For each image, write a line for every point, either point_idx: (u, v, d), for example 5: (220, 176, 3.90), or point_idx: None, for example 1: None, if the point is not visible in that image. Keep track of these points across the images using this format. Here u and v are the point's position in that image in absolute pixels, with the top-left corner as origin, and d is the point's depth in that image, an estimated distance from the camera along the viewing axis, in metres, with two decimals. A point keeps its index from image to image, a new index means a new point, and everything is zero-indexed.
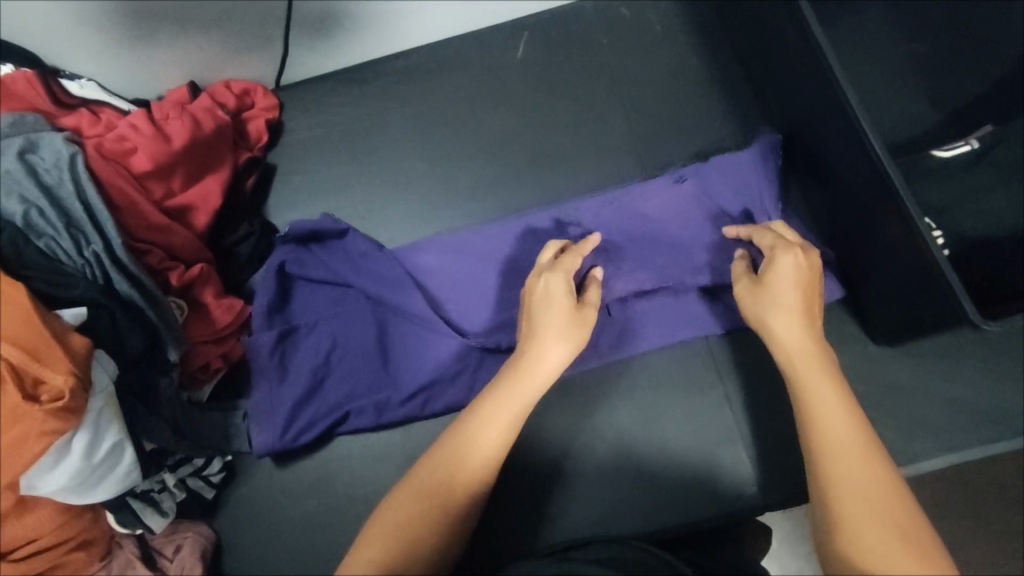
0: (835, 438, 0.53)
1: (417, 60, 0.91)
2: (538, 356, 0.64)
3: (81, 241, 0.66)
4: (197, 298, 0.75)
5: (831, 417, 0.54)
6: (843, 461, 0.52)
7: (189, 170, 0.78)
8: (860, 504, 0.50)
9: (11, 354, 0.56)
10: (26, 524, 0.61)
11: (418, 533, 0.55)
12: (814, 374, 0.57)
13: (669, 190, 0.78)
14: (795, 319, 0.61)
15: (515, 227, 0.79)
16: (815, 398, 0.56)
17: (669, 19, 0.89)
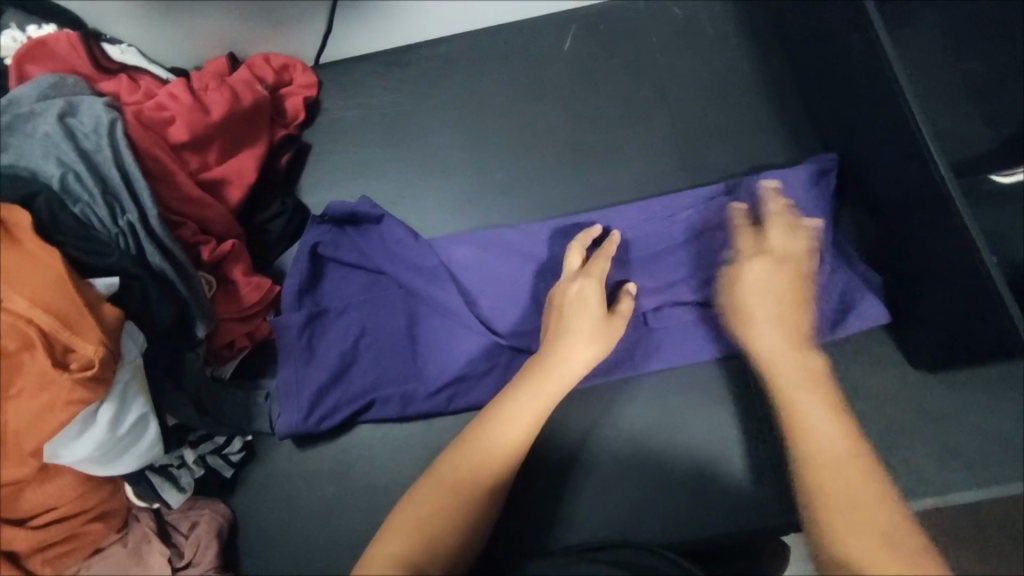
0: (823, 455, 0.52)
1: (459, 46, 0.89)
2: (565, 356, 0.63)
3: (117, 209, 0.64)
4: (227, 275, 0.74)
5: (818, 432, 0.53)
6: (835, 477, 0.50)
7: (225, 143, 0.77)
8: (853, 519, 0.48)
9: (41, 320, 0.56)
10: (47, 491, 0.61)
11: (439, 531, 0.54)
12: (798, 389, 0.56)
13: (720, 207, 0.76)
14: (771, 328, 0.61)
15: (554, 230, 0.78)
16: (796, 408, 0.55)
17: (720, 21, 0.87)
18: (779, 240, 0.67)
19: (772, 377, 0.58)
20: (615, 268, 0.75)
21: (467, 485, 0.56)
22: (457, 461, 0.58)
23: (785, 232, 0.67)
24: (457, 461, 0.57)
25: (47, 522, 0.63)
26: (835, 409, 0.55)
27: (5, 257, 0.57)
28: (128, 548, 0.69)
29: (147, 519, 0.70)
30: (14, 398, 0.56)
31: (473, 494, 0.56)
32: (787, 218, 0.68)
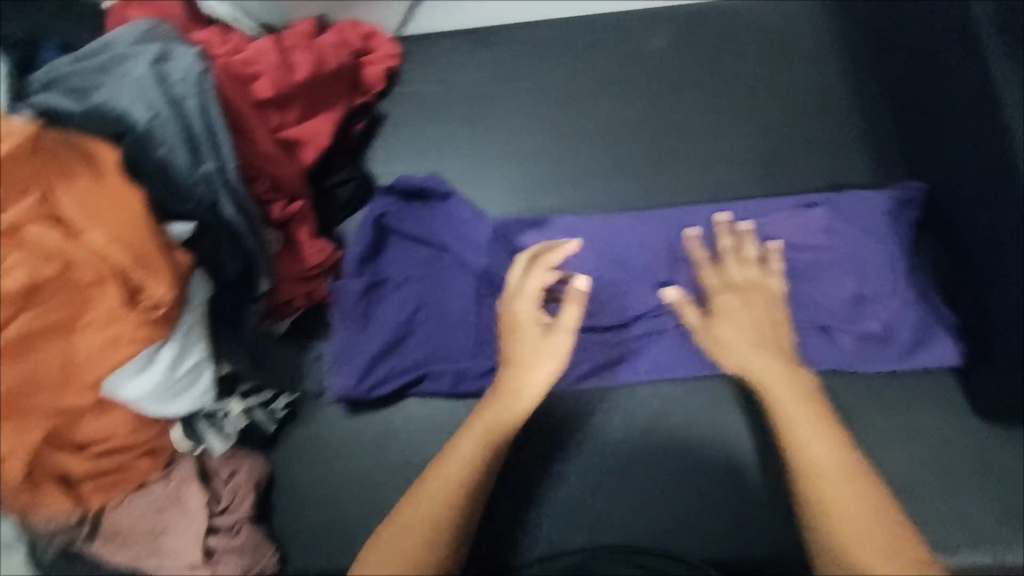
0: (822, 469, 0.53)
1: (545, 33, 0.88)
2: (525, 363, 0.63)
3: (198, 159, 0.64)
4: (293, 235, 0.75)
5: (812, 446, 0.54)
6: (836, 493, 0.51)
7: (306, 105, 0.78)
8: (856, 534, 0.49)
9: (118, 258, 0.57)
10: (103, 422, 0.63)
11: (433, 540, 0.53)
12: (792, 403, 0.57)
13: (800, 219, 0.75)
14: (762, 351, 0.61)
15: (627, 223, 0.78)
16: (790, 425, 0.56)
17: (819, 36, 0.84)
18: (734, 268, 0.69)
19: (767, 393, 0.59)
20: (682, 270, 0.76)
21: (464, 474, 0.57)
22: (433, 481, 0.56)
23: (755, 265, 0.68)
24: (459, 450, 0.58)
25: (100, 452, 0.64)
26: (830, 419, 0.56)
27: (89, 192, 0.58)
28: (170, 486, 0.70)
29: (188, 463, 0.71)
30: (84, 329, 0.58)
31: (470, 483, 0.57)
32: (748, 250, 0.70)
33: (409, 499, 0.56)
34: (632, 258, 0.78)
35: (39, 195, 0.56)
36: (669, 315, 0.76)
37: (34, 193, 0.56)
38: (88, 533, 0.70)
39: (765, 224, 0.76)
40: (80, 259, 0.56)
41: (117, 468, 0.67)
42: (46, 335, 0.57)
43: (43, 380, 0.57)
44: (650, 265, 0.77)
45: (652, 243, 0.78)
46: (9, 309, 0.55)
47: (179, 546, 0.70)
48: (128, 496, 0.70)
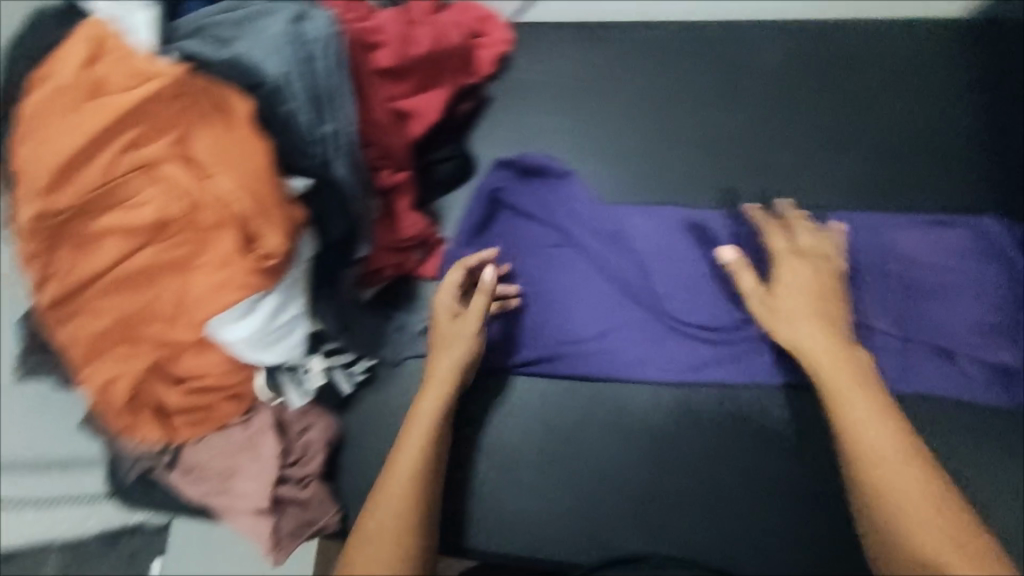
0: (863, 428, 0.59)
1: (660, 35, 0.87)
2: (433, 372, 0.71)
3: (321, 119, 0.66)
4: (394, 205, 0.77)
5: (867, 427, 0.59)
6: (874, 450, 0.58)
7: (420, 81, 0.79)
8: (892, 484, 0.56)
9: (243, 205, 0.59)
10: (201, 360, 0.65)
11: (399, 541, 0.58)
12: (850, 386, 0.62)
13: (932, 239, 0.78)
14: (822, 332, 0.66)
15: (739, 225, 0.80)
16: (830, 387, 0.62)
17: (937, 75, 0.83)
18: (779, 241, 0.73)
19: (824, 380, 0.63)
20: None
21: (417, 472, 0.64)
22: (388, 498, 0.61)
23: (810, 246, 0.72)
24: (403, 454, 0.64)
25: (194, 388, 0.67)
26: (882, 399, 0.61)
27: (220, 136, 0.59)
28: (248, 433, 0.73)
29: (268, 413, 0.73)
30: (199, 269, 0.60)
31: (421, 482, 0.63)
32: (812, 223, 0.74)
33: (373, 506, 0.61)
34: (747, 258, 0.78)
35: (178, 134, 0.58)
36: None
37: (174, 132, 0.58)
38: (168, 463, 0.73)
39: (894, 240, 0.78)
40: (206, 199, 0.59)
41: (206, 407, 0.70)
42: (165, 269, 0.60)
43: (159, 312, 0.61)
44: (762, 267, 0.78)
45: (767, 246, 0.78)
46: (139, 240, 0.59)
47: (249, 491, 0.71)
48: (209, 435, 0.72)
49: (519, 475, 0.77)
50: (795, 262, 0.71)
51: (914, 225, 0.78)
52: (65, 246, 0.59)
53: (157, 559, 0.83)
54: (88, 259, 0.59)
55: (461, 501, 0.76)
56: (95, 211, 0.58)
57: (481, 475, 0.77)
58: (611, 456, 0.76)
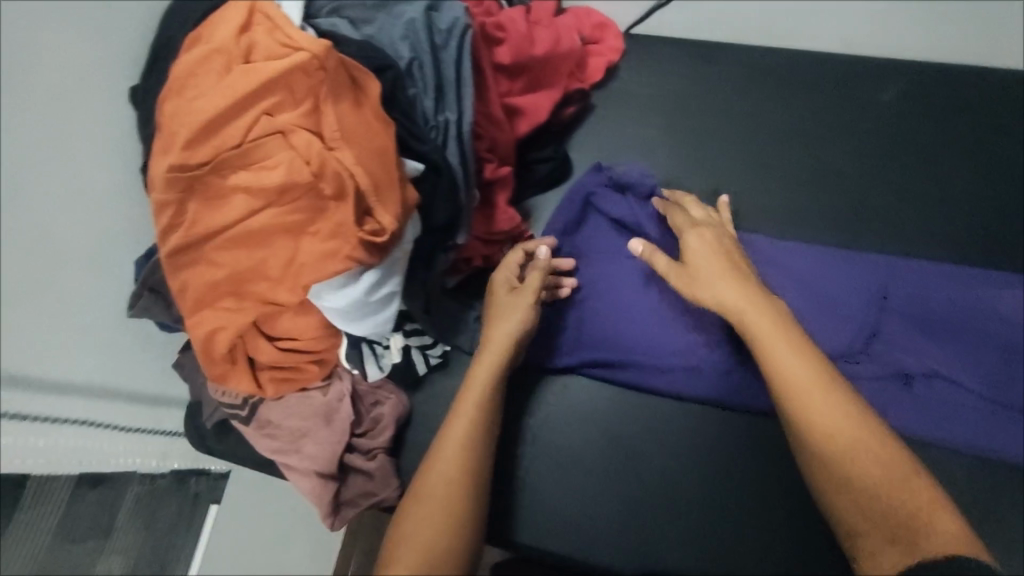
0: (813, 402, 0.57)
1: (773, 60, 0.87)
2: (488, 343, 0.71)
3: (441, 107, 0.70)
4: (491, 197, 0.79)
5: (795, 370, 0.59)
6: (830, 423, 0.56)
7: (531, 80, 0.81)
8: (847, 458, 0.55)
9: (362, 181, 0.61)
10: (298, 321, 0.70)
11: (440, 533, 0.59)
12: (774, 337, 0.61)
13: None
14: (736, 286, 0.66)
15: (841, 262, 0.77)
16: (778, 363, 0.60)
17: None
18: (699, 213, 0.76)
19: (752, 336, 0.63)
20: (892, 326, 0.73)
21: (463, 459, 0.64)
22: (431, 479, 0.63)
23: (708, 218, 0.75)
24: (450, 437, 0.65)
25: (287, 348, 0.71)
26: (803, 343, 0.61)
27: (348, 114, 0.62)
28: (325, 398, 0.75)
29: (347, 381, 0.76)
30: (311, 235, 0.63)
31: (465, 469, 0.64)
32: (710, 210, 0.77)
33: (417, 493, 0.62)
34: (846, 296, 0.75)
35: (311, 105, 0.61)
36: (886, 363, 0.72)
37: (308, 103, 0.61)
38: (246, 416, 0.75)
39: (991, 300, 0.74)
40: (328, 170, 0.60)
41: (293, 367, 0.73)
42: (281, 232, 0.63)
43: (268, 271, 0.64)
44: (863, 306, 0.74)
45: (867, 287, 0.75)
46: (262, 201, 0.61)
47: (317, 455, 0.73)
48: (289, 396, 0.75)
49: (579, 483, 0.74)
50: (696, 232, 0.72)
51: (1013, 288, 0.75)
52: (196, 198, 0.62)
53: (214, 505, 0.86)
54: (216, 214, 0.62)
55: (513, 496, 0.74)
56: (226, 170, 0.61)
57: (539, 475, 0.75)
58: (676, 477, 0.73)
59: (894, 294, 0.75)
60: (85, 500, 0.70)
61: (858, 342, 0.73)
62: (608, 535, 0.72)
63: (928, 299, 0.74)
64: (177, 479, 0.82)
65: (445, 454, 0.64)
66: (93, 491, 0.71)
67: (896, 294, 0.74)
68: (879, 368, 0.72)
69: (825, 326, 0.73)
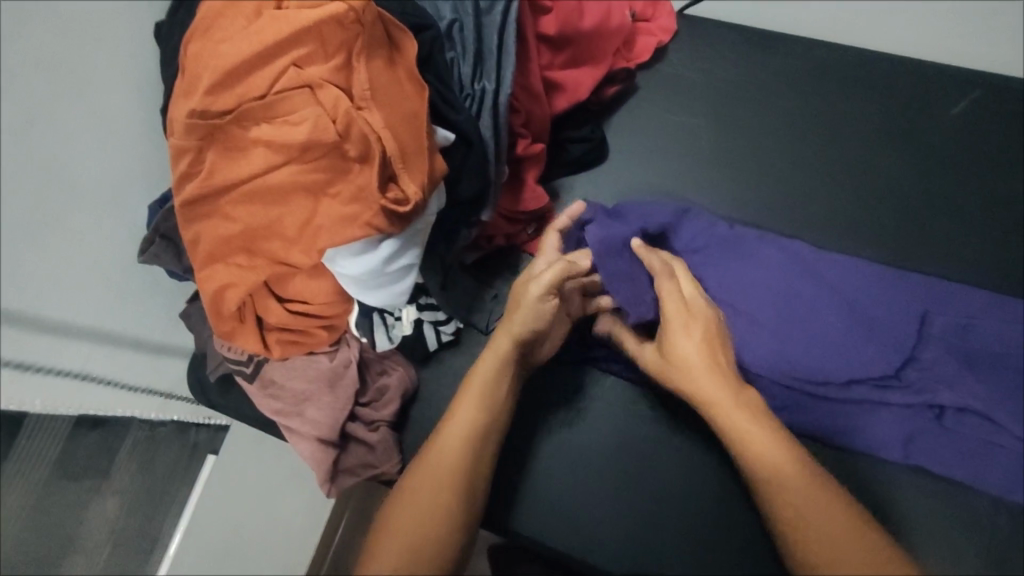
0: (772, 471, 0.56)
1: (834, 58, 0.83)
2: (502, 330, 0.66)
3: (479, 74, 0.67)
4: (521, 174, 0.75)
5: (767, 456, 0.57)
6: (795, 498, 0.54)
7: (575, 55, 0.77)
8: (819, 537, 0.52)
9: (388, 146, 0.58)
10: (310, 285, 0.67)
11: (435, 530, 0.55)
12: (746, 424, 0.59)
13: None
14: (715, 374, 0.62)
15: (881, 280, 0.73)
16: (735, 426, 0.59)
17: None
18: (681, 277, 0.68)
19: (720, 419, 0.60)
20: (928, 352, 0.70)
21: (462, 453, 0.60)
22: (428, 465, 0.59)
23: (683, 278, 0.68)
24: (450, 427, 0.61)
25: (297, 310, 0.69)
26: (775, 427, 0.58)
27: (380, 74, 0.60)
28: (331, 365, 0.73)
29: (354, 348, 0.75)
30: (331, 197, 0.60)
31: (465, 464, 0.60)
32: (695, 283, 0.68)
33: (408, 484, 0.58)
34: (881, 316, 0.71)
35: (342, 61, 0.58)
36: (911, 390, 0.69)
37: (339, 58, 0.58)
38: (250, 373, 0.73)
39: None
40: (354, 131, 0.58)
41: (302, 331, 0.71)
42: (301, 191, 0.60)
43: (284, 231, 0.61)
44: (898, 328, 0.71)
45: (905, 309, 0.71)
46: (282, 157, 0.58)
47: (320, 420, 0.72)
48: (296, 358, 0.73)
49: (579, 477, 0.72)
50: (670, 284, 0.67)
51: None
52: (214, 146, 0.59)
53: (211, 456, 0.86)
54: (234, 165, 0.59)
55: (513, 483, 0.72)
56: (248, 122, 0.58)
57: (540, 466, 0.73)
58: (682, 483, 0.71)
59: (932, 320, 0.71)
60: (86, 440, 0.69)
61: (889, 364, 0.69)
62: (608, 534, 0.70)
63: (972, 329, 0.70)
64: (177, 428, 0.81)
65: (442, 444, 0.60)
66: (93, 432, 0.70)
67: (934, 321, 0.71)
68: (912, 397, 0.68)
69: (853, 344, 0.70)
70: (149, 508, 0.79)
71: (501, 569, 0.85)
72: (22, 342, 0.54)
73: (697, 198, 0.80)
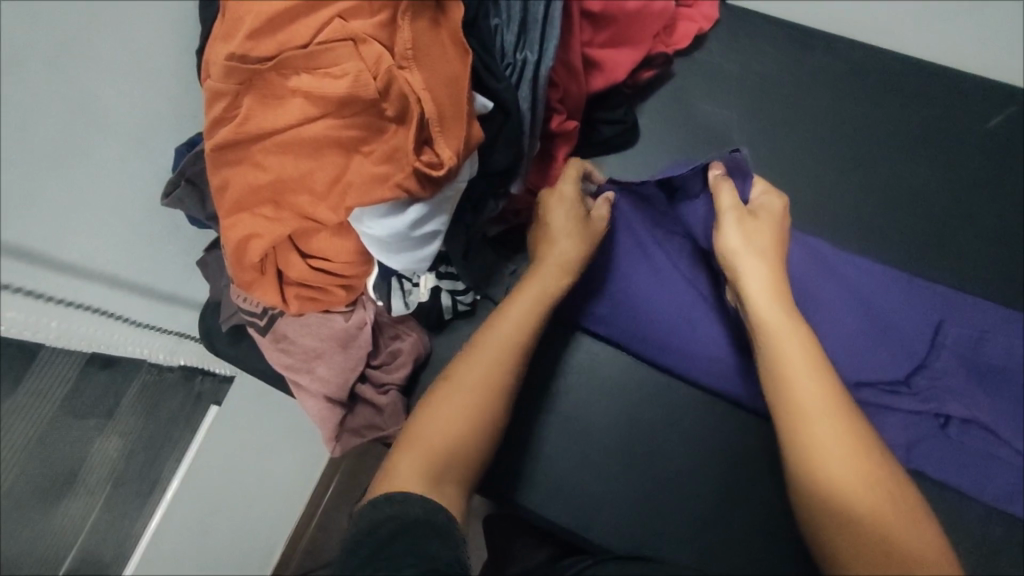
0: (821, 429, 0.55)
1: (873, 61, 0.83)
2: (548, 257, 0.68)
3: (521, 45, 0.67)
4: (552, 151, 0.75)
5: (813, 395, 0.57)
6: (839, 458, 0.54)
7: (617, 34, 0.76)
8: (855, 501, 0.53)
9: (428, 108, 0.58)
10: (334, 243, 0.67)
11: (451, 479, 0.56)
12: (801, 361, 0.58)
13: None
14: (780, 311, 0.61)
15: (899, 286, 0.73)
16: (794, 372, 0.58)
17: None
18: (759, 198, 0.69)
19: (776, 350, 0.59)
20: (939, 361, 0.71)
21: (484, 395, 0.60)
22: (439, 418, 0.58)
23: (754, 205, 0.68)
24: (467, 371, 0.61)
25: (318, 267, 0.69)
26: (827, 371, 0.58)
27: (424, 34, 0.59)
28: (346, 326, 0.73)
29: (369, 311, 0.75)
30: (364, 155, 0.60)
31: (485, 411, 0.60)
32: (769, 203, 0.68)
33: (421, 431, 0.58)
34: (896, 321, 0.72)
35: (387, 17, 0.58)
36: (919, 398, 0.69)
37: (385, 14, 0.58)
38: (263, 327, 0.73)
39: None
40: (394, 90, 0.57)
41: (320, 289, 0.71)
42: (334, 146, 0.59)
43: (313, 185, 0.61)
44: (910, 334, 0.71)
45: (919, 316, 0.72)
46: (319, 110, 0.57)
47: (329, 378, 0.73)
48: (311, 316, 0.73)
49: (582, 455, 0.73)
50: (772, 206, 0.68)
51: None
52: (252, 93, 0.58)
53: (213, 407, 0.84)
54: (267, 114, 0.58)
55: (517, 456, 0.73)
56: (287, 70, 0.57)
57: (545, 440, 0.73)
58: (683, 468, 0.72)
59: (946, 330, 0.72)
60: (94, 379, 0.67)
61: (898, 369, 0.70)
62: (607, 514, 0.71)
63: (984, 344, 0.71)
64: (183, 375, 0.80)
65: (458, 388, 0.60)
66: (102, 373, 0.68)
67: (948, 331, 0.72)
68: (919, 404, 0.69)
69: (865, 347, 0.71)
70: (151, 450, 0.76)
71: (494, 538, 0.86)
72: (31, 277, 0.52)
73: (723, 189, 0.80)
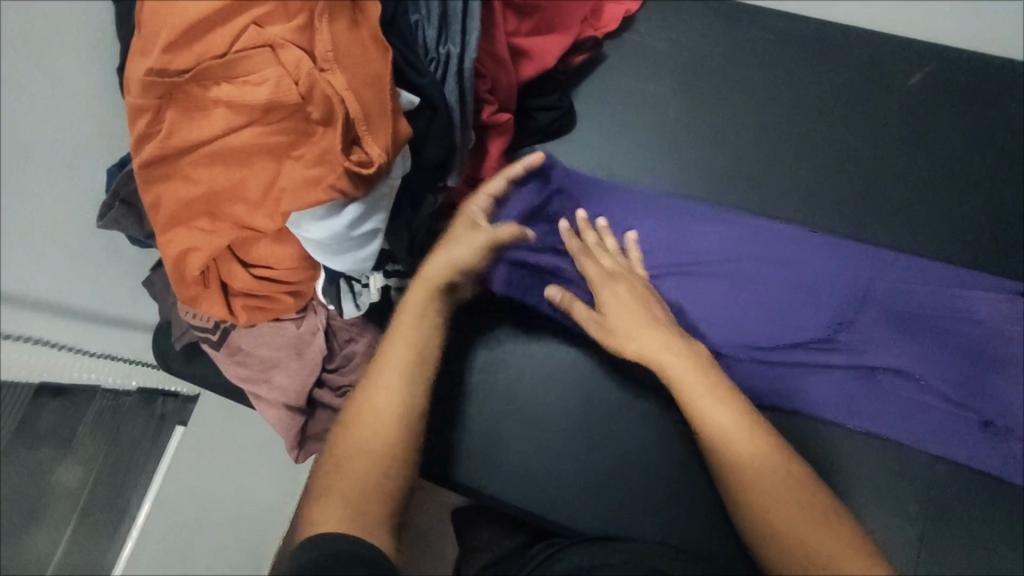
0: (729, 441, 0.59)
1: (796, 29, 0.85)
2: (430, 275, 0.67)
3: (444, 39, 0.68)
4: (485, 143, 0.76)
5: (720, 419, 0.60)
6: (754, 466, 0.58)
7: (542, 22, 0.77)
8: (775, 504, 0.56)
9: (353, 108, 0.58)
10: (277, 252, 0.67)
11: (384, 504, 0.56)
12: (700, 387, 0.62)
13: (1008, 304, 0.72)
14: (657, 331, 0.66)
15: (826, 247, 0.76)
16: (690, 390, 0.62)
17: None
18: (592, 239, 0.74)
19: (676, 381, 0.63)
20: (865, 319, 0.73)
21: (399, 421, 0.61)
22: (359, 440, 0.59)
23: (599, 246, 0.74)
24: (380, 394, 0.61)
25: (263, 275, 0.69)
26: (723, 385, 0.62)
27: (343, 35, 0.59)
28: (298, 331, 0.74)
29: (321, 316, 0.75)
30: (294, 160, 0.60)
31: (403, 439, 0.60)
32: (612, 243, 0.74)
33: (348, 457, 0.58)
34: (826, 283, 0.74)
35: (305, 21, 0.58)
36: (851, 355, 0.72)
37: (302, 18, 0.58)
38: (216, 341, 0.73)
39: (966, 295, 0.73)
40: (317, 92, 0.57)
41: (268, 297, 0.71)
42: (262, 153, 0.59)
43: (246, 194, 0.60)
44: (841, 289, 0.74)
45: (846, 273, 0.74)
46: (244, 118, 0.58)
47: (287, 386, 0.72)
48: (262, 326, 0.73)
49: (541, 437, 0.74)
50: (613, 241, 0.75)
51: (986, 286, 0.74)
52: (173, 106, 0.58)
53: (179, 426, 0.85)
54: (192, 126, 0.58)
55: (480, 446, 0.74)
56: (207, 81, 0.57)
57: (505, 426, 0.74)
58: (643, 439, 0.73)
59: (874, 286, 0.74)
60: (50, 407, 0.67)
61: (833, 325, 0.72)
62: (570, 491, 0.72)
63: (909, 295, 0.73)
64: (142, 399, 0.81)
65: (378, 418, 0.60)
66: (57, 400, 0.67)
67: (874, 287, 0.74)
68: (851, 359, 0.72)
69: (801, 309, 0.73)
70: (117, 471, 0.79)
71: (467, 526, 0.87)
72: None
73: (659, 167, 0.81)
